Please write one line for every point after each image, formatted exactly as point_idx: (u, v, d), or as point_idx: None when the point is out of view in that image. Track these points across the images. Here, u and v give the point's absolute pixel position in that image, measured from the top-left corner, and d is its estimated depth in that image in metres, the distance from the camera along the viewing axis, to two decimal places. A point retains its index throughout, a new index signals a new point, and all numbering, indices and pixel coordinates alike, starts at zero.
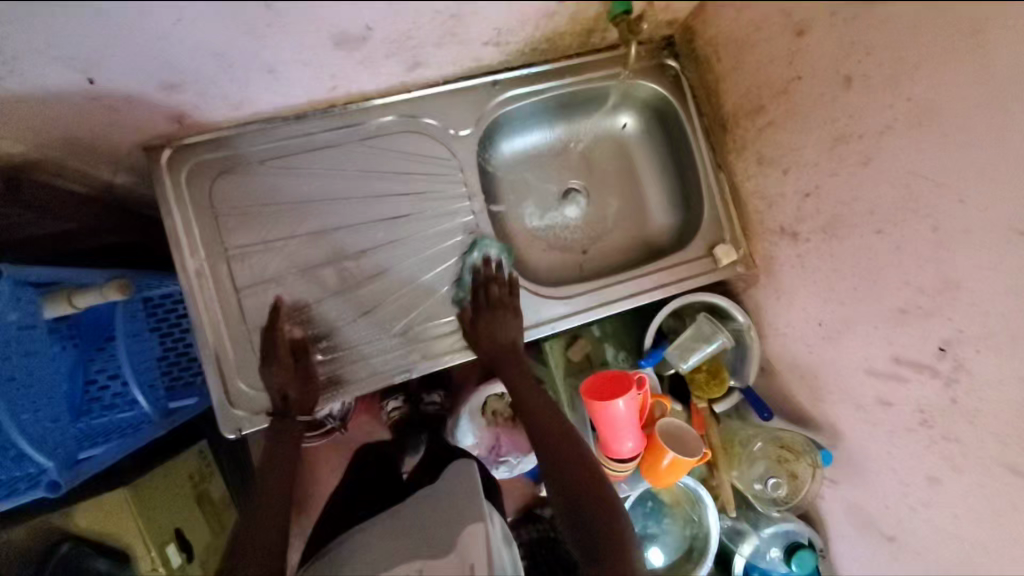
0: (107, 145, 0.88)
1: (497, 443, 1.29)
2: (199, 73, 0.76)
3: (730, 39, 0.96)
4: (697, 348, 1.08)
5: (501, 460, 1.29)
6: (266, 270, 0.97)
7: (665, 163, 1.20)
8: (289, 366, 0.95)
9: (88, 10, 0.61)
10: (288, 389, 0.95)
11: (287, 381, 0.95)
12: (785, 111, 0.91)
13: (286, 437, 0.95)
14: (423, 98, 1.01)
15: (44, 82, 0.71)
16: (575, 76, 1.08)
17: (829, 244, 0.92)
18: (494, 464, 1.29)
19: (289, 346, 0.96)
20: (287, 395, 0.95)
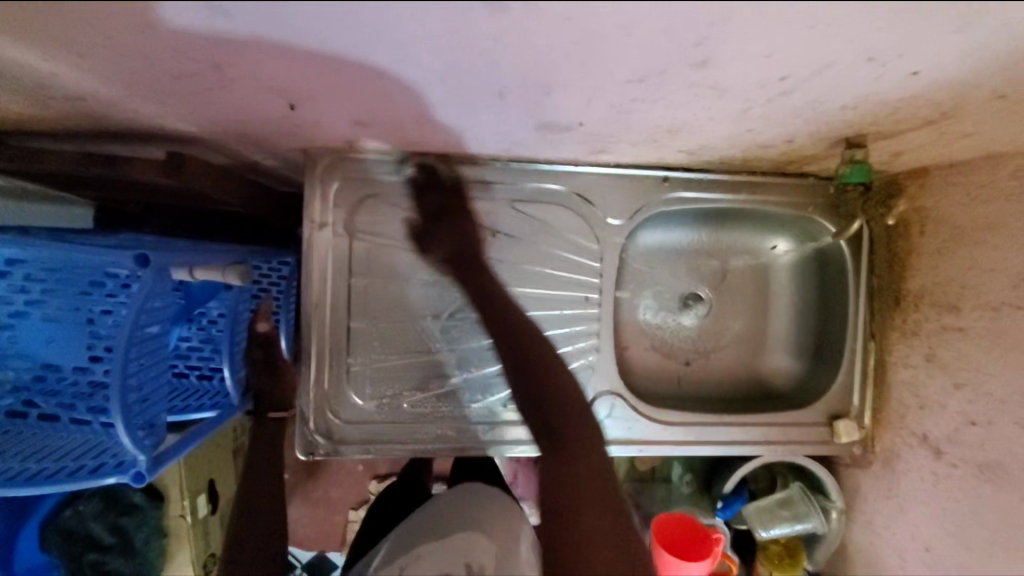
0: (272, 144, 0.86)
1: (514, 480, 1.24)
2: (391, 118, 0.72)
3: (948, 222, 0.86)
4: (783, 520, 1.01)
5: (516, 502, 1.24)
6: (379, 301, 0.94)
7: (807, 305, 1.09)
8: (258, 364, 1.04)
9: (324, 66, 0.56)
10: (260, 382, 1.04)
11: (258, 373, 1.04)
12: (984, 328, 0.81)
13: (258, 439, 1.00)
14: (591, 176, 0.95)
15: (248, 104, 0.68)
16: (750, 195, 0.99)
17: (979, 484, 0.82)
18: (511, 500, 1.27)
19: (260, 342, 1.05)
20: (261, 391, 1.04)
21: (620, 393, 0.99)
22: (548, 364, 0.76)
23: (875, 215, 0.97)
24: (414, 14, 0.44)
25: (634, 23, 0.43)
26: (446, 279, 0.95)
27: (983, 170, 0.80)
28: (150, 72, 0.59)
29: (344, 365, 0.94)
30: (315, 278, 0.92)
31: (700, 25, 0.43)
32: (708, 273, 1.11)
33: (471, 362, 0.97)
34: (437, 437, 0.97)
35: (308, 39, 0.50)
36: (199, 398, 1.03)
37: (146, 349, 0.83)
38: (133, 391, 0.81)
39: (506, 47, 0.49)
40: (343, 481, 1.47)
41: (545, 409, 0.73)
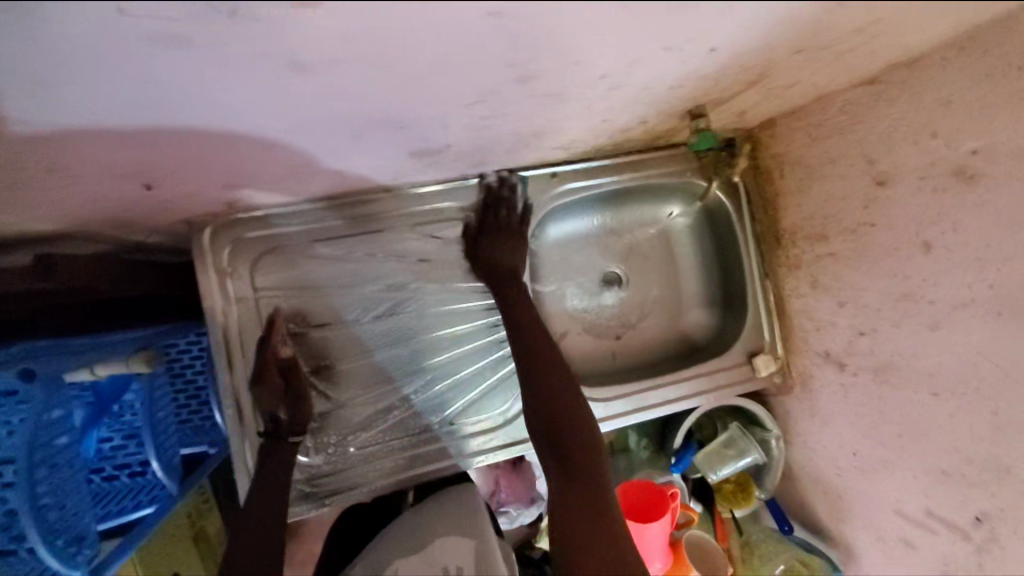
0: (146, 221, 0.83)
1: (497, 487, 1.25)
2: (261, 175, 0.71)
3: (800, 162, 0.95)
4: (729, 459, 1.09)
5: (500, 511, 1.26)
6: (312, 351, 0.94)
7: (710, 260, 1.17)
8: (278, 389, 0.85)
9: (161, 138, 0.55)
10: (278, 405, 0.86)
11: (276, 401, 0.86)
12: (849, 249, 0.90)
13: (276, 460, 0.86)
14: (480, 185, 0.98)
15: (96, 192, 0.66)
16: (632, 172, 1.05)
17: (878, 386, 0.91)
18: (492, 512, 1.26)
19: (278, 367, 0.86)
20: (278, 417, 0.86)
21: None
22: (564, 379, 0.86)
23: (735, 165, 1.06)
24: (237, 75, 0.45)
25: (443, 56, 0.46)
26: (366, 314, 0.96)
27: (817, 112, 0.89)
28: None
29: (314, 417, 0.94)
30: (229, 348, 0.89)
31: (506, 45, 0.46)
32: (616, 251, 1.18)
33: (409, 390, 0.98)
34: (389, 472, 0.97)
35: (131, 115, 0.49)
36: (134, 495, 0.99)
37: (50, 461, 0.80)
38: (46, 512, 0.78)
39: (344, 94, 0.51)
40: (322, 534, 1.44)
41: (558, 426, 0.83)
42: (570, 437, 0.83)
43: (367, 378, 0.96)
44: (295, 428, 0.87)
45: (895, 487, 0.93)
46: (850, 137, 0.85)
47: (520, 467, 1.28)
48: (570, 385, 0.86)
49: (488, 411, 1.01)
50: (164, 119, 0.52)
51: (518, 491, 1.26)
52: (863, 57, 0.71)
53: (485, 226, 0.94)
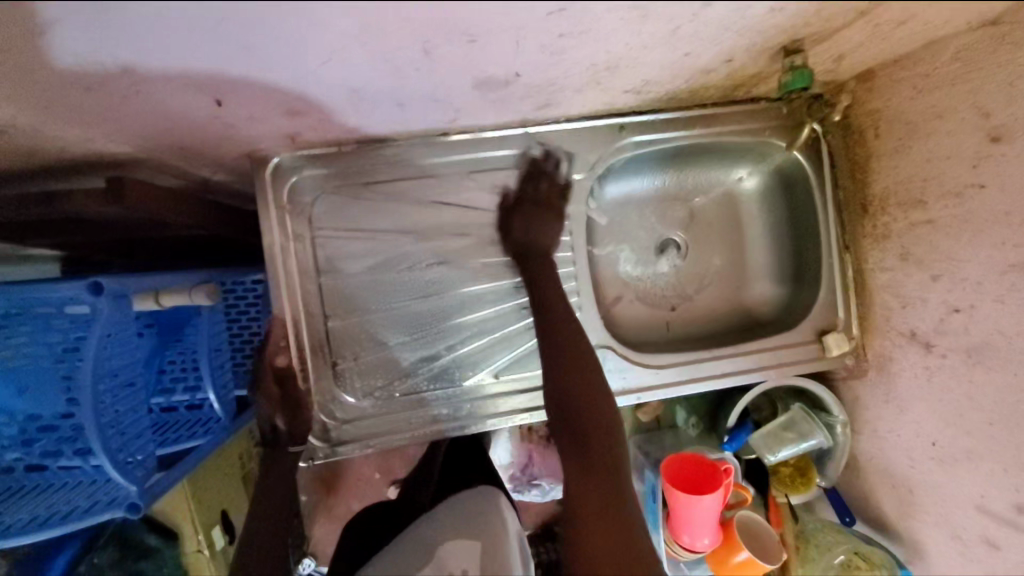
0: (214, 152, 0.84)
1: (529, 463, 1.27)
2: (327, 101, 0.70)
3: (900, 117, 0.86)
4: (789, 442, 1.02)
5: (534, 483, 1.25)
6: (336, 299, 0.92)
7: (780, 229, 1.09)
8: (275, 397, 0.89)
9: (237, 47, 0.54)
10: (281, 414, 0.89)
11: (275, 410, 0.89)
12: (951, 215, 0.81)
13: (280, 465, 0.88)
14: (542, 134, 0.94)
15: (173, 108, 0.67)
16: (704, 128, 0.98)
17: (971, 369, 0.83)
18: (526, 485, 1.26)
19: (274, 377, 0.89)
20: (278, 425, 0.89)
21: (609, 345, 0.99)
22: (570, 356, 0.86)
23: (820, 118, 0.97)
24: None
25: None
26: (416, 261, 0.94)
27: (925, 59, 0.80)
28: (61, 81, 0.57)
29: (336, 368, 0.93)
30: (283, 286, 0.90)
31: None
32: (677, 215, 1.12)
33: (456, 342, 0.96)
34: (433, 419, 0.96)
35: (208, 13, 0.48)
36: (190, 427, 1.02)
37: (112, 381, 0.82)
38: (111, 426, 0.80)
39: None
40: (361, 487, 1.46)
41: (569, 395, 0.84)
42: (587, 407, 0.83)
43: (416, 326, 0.95)
44: (295, 436, 0.90)
45: (980, 482, 0.84)
46: (962, 87, 0.76)
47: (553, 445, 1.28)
48: (593, 373, 0.85)
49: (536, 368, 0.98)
50: (236, 24, 0.50)
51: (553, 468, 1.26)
52: None
53: (523, 205, 0.92)
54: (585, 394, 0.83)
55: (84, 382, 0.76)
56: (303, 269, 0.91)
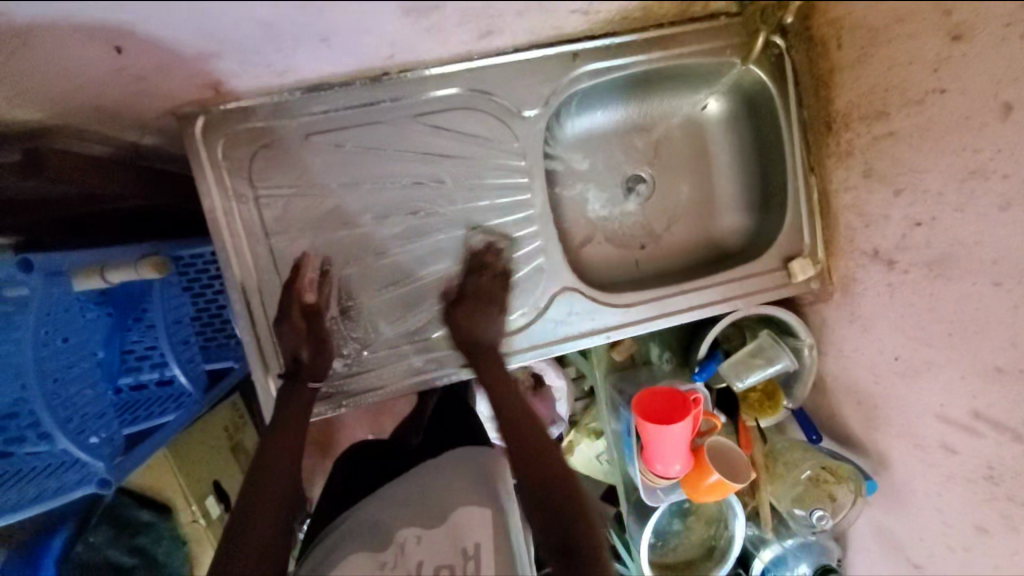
0: (134, 111, 0.78)
1: None
2: (243, 42, 0.64)
3: (860, 26, 0.79)
4: (757, 367, 1.03)
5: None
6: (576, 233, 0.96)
7: (746, 156, 1.06)
8: (302, 331, 0.86)
9: None
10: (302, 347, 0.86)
11: (300, 342, 0.86)
12: (912, 124, 0.78)
13: (296, 401, 0.85)
14: (490, 67, 0.88)
15: (68, 53, 0.62)
16: (663, 51, 0.93)
17: (930, 281, 0.83)
18: (513, 434, 1.24)
19: (303, 313, 0.86)
20: (299, 357, 0.86)
21: (575, 288, 0.97)
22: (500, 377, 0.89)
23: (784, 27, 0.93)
24: None
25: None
26: (368, 213, 0.90)
27: None
28: None
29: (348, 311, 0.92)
30: (234, 250, 0.86)
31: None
32: (641, 149, 1.08)
33: (419, 296, 0.94)
34: (406, 374, 0.95)
35: None
36: (161, 403, 0.99)
37: (60, 362, 0.82)
38: (68, 406, 0.81)
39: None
40: None
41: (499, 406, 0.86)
42: (522, 425, 0.84)
43: (377, 281, 0.92)
44: (314, 372, 0.87)
45: (940, 391, 0.86)
46: None
47: (541, 395, 1.26)
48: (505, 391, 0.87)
49: (503, 314, 0.96)
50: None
51: (540, 416, 1.24)
52: None
53: (466, 297, 0.90)
54: (537, 480, 0.78)
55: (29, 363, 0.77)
56: (253, 230, 0.87)
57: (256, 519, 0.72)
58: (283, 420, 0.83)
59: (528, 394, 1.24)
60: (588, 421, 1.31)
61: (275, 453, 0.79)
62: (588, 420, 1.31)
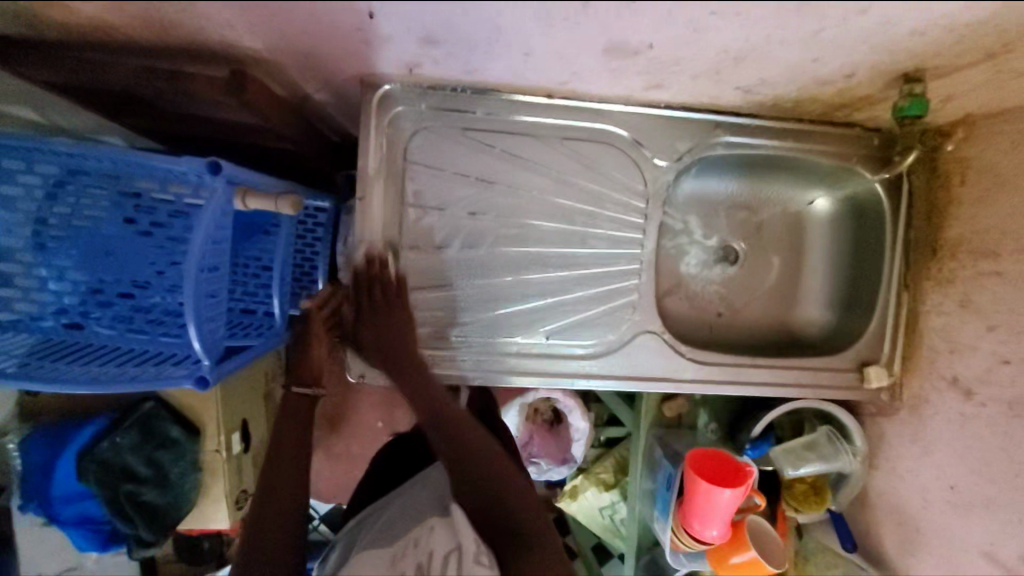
0: (330, 69, 0.86)
1: (530, 442, 1.26)
2: (463, 38, 0.72)
3: (992, 169, 0.87)
4: (810, 461, 1.05)
5: (530, 461, 1.26)
6: (362, 274, 0.90)
7: (840, 257, 1.12)
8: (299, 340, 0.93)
9: None
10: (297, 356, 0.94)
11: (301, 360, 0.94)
12: (1021, 269, 0.83)
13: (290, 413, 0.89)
14: (641, 116, 0.96)
15: (324, 12, 0.66)
16: (795, 143, 1.00)
17: (1008, 420, 0.85)
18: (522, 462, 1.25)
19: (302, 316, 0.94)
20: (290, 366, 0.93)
21: (655, 333, 1.02)
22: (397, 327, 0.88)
23: (931, 146, 0.97)
24: None
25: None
26: (494, 210, 0.96)
27: None
28: None
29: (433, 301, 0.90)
30: (369, 213, 0.93)
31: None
32: (743, 225, 1.14)
33: (513, 296, 0.98)
34: (483, 366, 0.99)
35: None
36: (248, 328, 1.01)
37: (211, 261, 0.81)
38: (206, 297, 0.80)
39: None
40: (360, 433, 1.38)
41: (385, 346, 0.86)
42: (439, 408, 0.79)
43: (479, 272, 0.97)
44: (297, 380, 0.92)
45: (993, 528, 0.87)
46: None
47: (556, 430, 1.28)
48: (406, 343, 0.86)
49: (586, 339, 1.01)
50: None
51: (553, 452, 1.25)
52: None
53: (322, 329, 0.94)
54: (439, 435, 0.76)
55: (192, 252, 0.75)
56: (391, 198, 0.94)
57: (266, 520, 0.79)
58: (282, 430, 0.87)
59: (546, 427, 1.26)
60: (599, 471, 1.28)
61: (290, 460, 0.85)
62: (599, 470, 1.28)
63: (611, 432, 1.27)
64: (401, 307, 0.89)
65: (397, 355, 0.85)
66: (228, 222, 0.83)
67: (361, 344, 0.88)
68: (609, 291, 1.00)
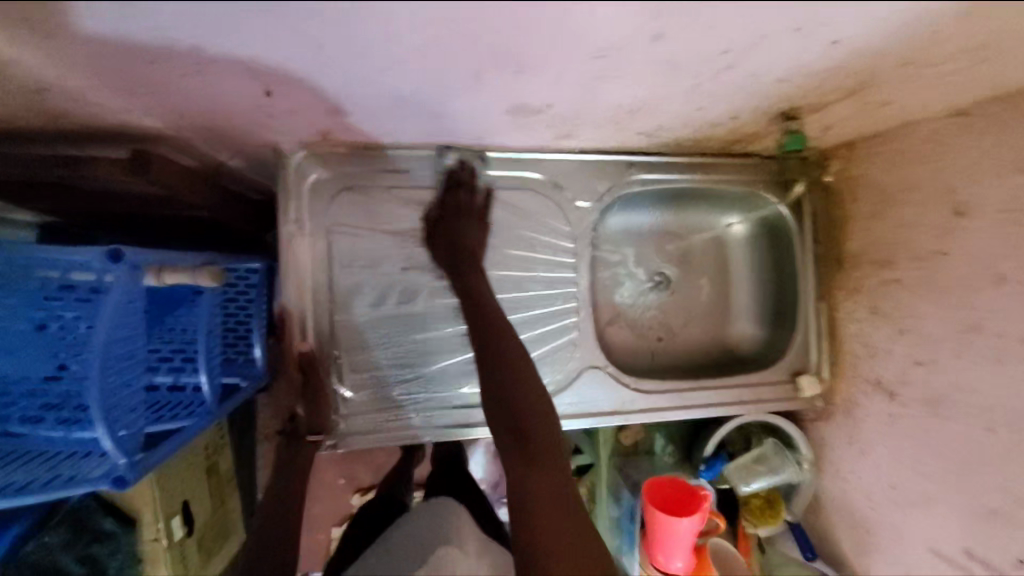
0: (241, 141, 0.86)
1: None
2: (367, 108, 0.74)
3: (880, 187, 0.95)
4: (759, 475, 1.09)
5: None
6: (320, 181, 0.92)
7: (761, 273, 1.18)
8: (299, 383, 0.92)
9: (338, 61, 0.59)
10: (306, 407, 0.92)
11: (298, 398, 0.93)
12: (915, 276, 0.90)
13: (296, 452, 0.92)
14: (560, 162, 1.00)
15: (219, 90, 0.66)
16: (704, 174, 1.07)
17: (928, 418, 0.90)
18: None
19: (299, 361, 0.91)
20: (298, 413, 0.94)
21: (599, 367, 1.03)
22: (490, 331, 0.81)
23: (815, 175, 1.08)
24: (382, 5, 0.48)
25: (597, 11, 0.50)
26: (426, 264, 0.96)
27: (903, 136, 0.89)
28: (74, 57, 0.56)
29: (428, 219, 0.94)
30: (297, 280, 0.92)
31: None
32: (671, 252, 1.20)
33: (453, 348, 0.99)
34: (433, 421, 0.97)
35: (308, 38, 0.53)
36: (175, 408, 0.97)
37: (117, 351, 0.78)
38: (115, 391, 0.77)
39: (506, 27, 0.53)
40: (319, 496, 1.32)
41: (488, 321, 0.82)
42: (541, 432, 0.76)
43: (415, 326, 0.97)
44: (312, 427, 0.93)
45: (932, 524, 0.90)
46: (933, 166, 0.86)
47: None
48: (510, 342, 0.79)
49: None
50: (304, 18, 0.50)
51: None
52: (973, 76, 0.70)
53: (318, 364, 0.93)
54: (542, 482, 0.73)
55: (94, 347, 0.73)
56: (318, 263, 0.93)
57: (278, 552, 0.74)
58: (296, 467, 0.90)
59: None
60: None
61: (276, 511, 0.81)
62: None
63: (576, 460, 1.20)
64: (361, 214, 0.94)
65: (460, 257, 0.88)
66: (137, 305, 0.80)
67: (335, 249, 0.93)
68: (546, 332, 1.02)
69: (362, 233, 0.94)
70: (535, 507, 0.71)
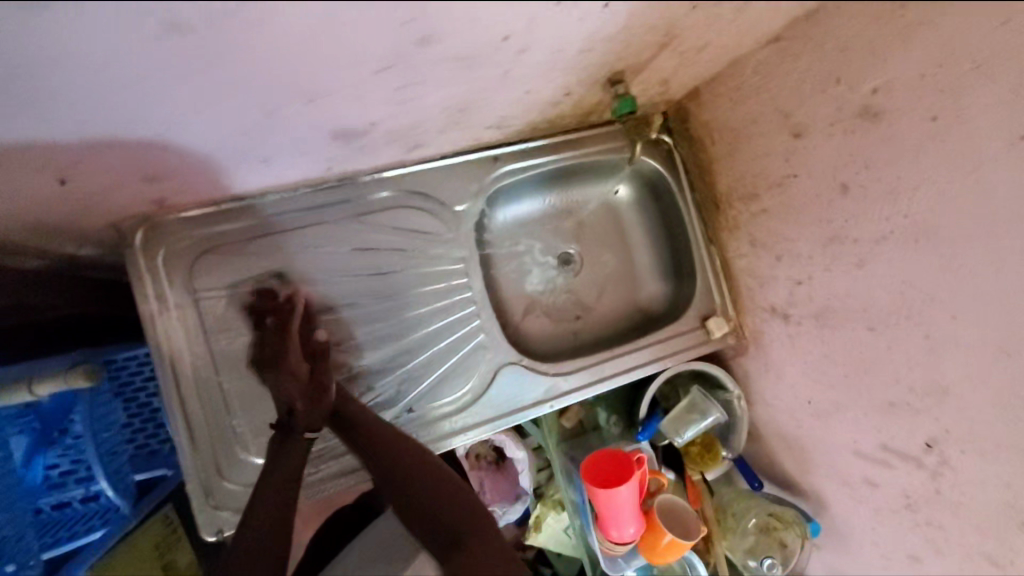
0: (75, 229, 0.83)
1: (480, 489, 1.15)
2: (184, 170, 0.76)
3: (727, 127, 0.98)
4: (694, 423, 1.11)
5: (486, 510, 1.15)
6: (174, 249, 0.88)
7: (655, 230, 1.20)
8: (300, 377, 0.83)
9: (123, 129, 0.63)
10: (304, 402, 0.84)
11: (295, 392, 0.83)
12: (777, 203, 0.93)
13: (293, 455, 0.84)
14: (425, 173, 0.98)
15: (23, 193, 0.69)
16: (572, 150, 1.08)
17: (820, 330, 0.94)
18: None
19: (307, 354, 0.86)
20: (294, 408, 0.83)
21: (516, 361, 1.03)
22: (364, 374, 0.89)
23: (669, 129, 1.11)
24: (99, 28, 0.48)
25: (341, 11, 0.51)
26: (312, 307, 0.93)
27: (735, 74, 0.91)
28: None
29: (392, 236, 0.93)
30: (171, 357, 0.86)
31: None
32: (567, 230, 1.20)
33: (364, 380, 0.97)
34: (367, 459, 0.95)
35: (79, 113, 0.58)
36: (86, 520, 0.99)
37: None
38: None
39: (249, 54, 0.54)
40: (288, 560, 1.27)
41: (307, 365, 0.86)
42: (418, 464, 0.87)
43: None
44: (310, 424, 0.85)
45: (849, 426, 0.94)
46: (765, 95, 0.87)
47: (503, 466, 1.19)
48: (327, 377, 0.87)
49: (450, 394, 1.00)
50: (54, 76, 0.53)
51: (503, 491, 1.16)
52: (759, 14, 0.72)
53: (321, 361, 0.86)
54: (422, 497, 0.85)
55: None
56: (191, 334, 0.88)
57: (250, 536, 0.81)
58: (289, 471, 0.84)
59: (489, 467, 1.15)
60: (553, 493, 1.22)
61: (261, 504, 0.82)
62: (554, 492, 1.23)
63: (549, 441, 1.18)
64: (229, 272, 0.90)
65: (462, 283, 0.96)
66: None
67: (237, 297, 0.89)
68: (453, 342, 1.01)
69: (232, 292, 0.90)
70: (419, 522, 0.84)
